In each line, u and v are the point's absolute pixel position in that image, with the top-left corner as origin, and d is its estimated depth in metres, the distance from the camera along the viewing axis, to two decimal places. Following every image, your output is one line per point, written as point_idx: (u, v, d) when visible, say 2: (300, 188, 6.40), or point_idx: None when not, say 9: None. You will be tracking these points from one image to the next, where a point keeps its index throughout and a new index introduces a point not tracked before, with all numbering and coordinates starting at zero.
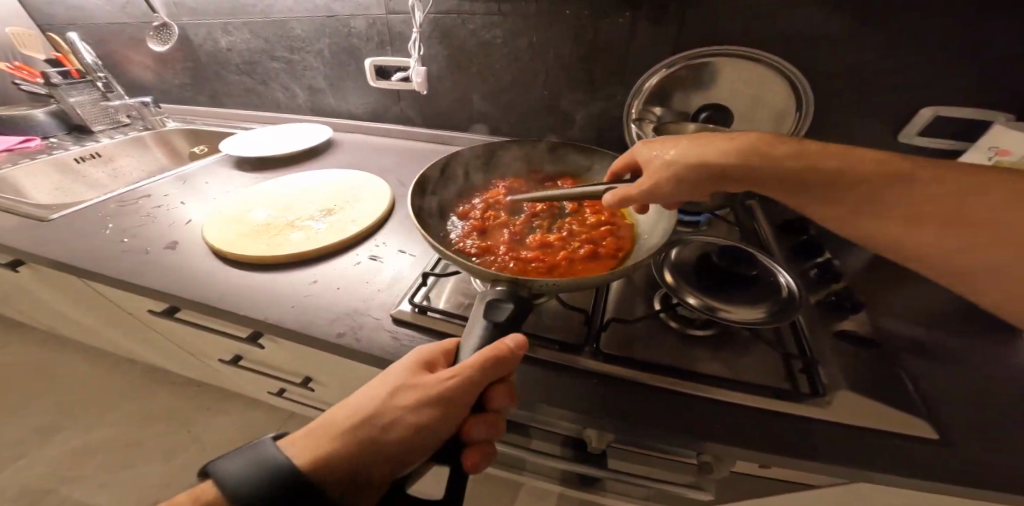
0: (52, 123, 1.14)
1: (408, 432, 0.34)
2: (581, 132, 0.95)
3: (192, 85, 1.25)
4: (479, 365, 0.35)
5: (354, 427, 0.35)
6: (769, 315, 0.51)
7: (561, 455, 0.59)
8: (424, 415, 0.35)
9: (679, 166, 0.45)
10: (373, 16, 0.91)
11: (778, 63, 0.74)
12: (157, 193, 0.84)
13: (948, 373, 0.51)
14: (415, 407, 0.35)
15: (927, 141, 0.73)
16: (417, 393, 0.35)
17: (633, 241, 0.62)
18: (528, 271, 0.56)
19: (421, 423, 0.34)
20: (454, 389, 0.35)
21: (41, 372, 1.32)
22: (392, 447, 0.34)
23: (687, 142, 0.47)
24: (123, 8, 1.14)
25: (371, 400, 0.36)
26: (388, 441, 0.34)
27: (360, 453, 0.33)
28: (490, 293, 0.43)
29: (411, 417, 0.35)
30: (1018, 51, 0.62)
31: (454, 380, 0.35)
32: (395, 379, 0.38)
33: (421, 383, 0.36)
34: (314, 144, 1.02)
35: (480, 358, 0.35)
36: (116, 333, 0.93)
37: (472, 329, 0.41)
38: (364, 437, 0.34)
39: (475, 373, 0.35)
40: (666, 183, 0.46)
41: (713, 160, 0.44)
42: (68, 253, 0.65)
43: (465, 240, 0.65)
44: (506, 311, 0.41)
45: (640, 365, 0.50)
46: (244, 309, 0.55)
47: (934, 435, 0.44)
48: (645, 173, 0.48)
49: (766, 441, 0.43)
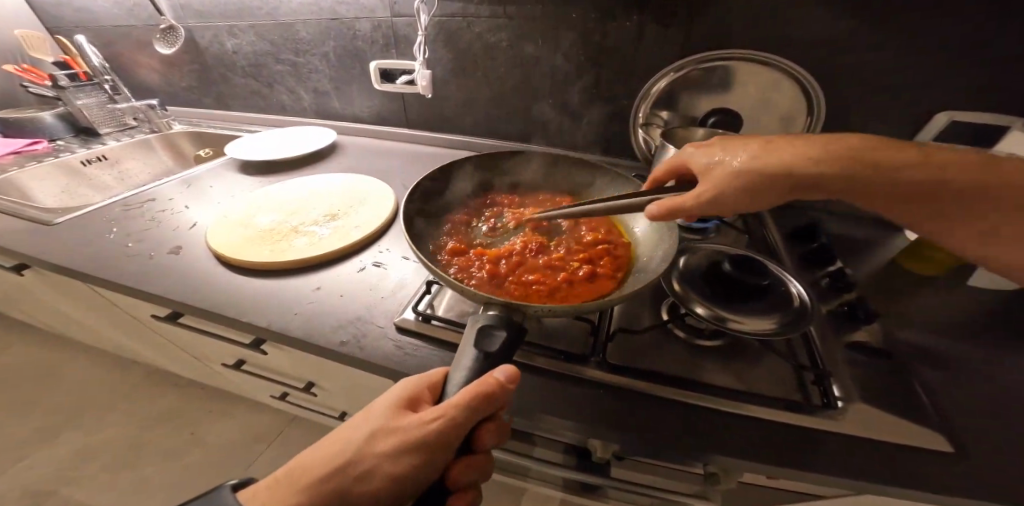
0: (59, 126, 1.14)
1: (390, 480, 0.34)
2: (586, 136, 0.94)
3: (198, 88, 1.25)
4: (465, 406, 0.34)
5: (335, 473, 0.35)
6: (780, 326, 0.50)
7: (565, 464, 0.59)
8: (405, 461, 0.34)
9: (753, 171, 0.44)
10: (377, 18, 0.91)
11: (787, 65, 0.72)
12: (162, 197, 0.84)
13: (965, 385, 0.50)
14: (397, 453, 0.34)
15: (942, 147, 0.71)
16: (400, 438, 0.35)
17: (631, 263, 0.62)
18: (525, 293, 0.55)
19: (404, 469, 0.34)
20: (437, 433, 0.34)
21: (47, 373, 1.32)
22: (374, 495, 0.34)
23: (755, 146, 0.46)
24: (130, 11, 1.15)
25: (352, 444, 0.36)
26: (370, 489, 0.34)
27: (341, 500, 0.34)
28: (484, 318, 0.42)
29: (393, 463, 0.34)
30: (1019, 51, 0.60)
31: (438, 423, 0.34)
32: (377, 421, 0.37)
33: (402, 427, 0.35)
34: (318, 147, 1.02)
35: (466, 398, 0.34)
36: (121, 336, 0.93)
37: (461, 360, 0.40)
38: (345, 484, 0.34)
39: (459, 416, 0.35)
40: (738, 190, 0.45)
41: (785, 165, 0.43)
42: (72, 258, 0.65)
43: (455, 256, 0.63)
44: (499, 340, 0.40)
45: (648, 375, 0.49)
46: (247, 316, 0.55)
47: (950, 449, 0.42)
48: (708, 179, 0.47)
49: (777, 455, 0.42)
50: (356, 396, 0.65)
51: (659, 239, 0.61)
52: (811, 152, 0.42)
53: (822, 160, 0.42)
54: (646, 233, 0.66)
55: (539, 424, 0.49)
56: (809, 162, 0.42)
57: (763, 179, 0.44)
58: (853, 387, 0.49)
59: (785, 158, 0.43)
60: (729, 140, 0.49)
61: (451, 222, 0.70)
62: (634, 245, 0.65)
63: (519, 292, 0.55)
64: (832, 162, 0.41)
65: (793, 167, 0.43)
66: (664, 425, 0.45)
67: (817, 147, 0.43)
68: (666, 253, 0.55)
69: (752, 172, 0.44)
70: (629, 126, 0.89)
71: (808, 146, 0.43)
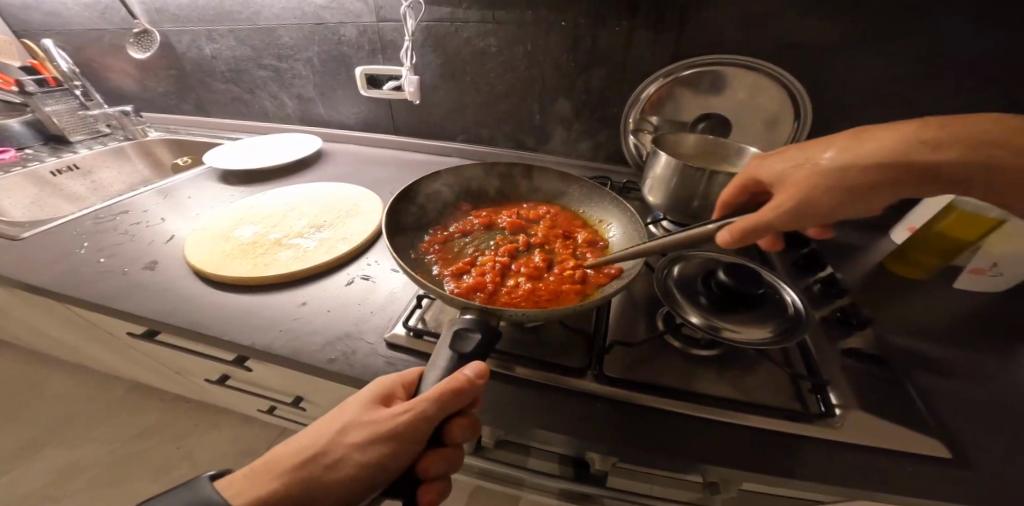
0: (27, 133, 1.09)
1: (358, 468, 0.33)
2: (578, 141, 0.94)
3: (176, 93, 1.21)
4: (435, 398, 0.34)
5: (309, 460, 0.34)
6: (777, 334, 0.49)
7: (561, 475, 0.57)
8: (373, 452, 0.34)
9: (838, 169, 0.40)
10: (363, 23, 0.89)
11: (771, 69, 0.73)
12: (137, 208, 0.81)
13: (959, 389, 0.50)
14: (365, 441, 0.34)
15: None
16: (369, 430, 0.34)
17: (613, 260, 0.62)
18: (527, 298, 0.54)
19: (371, 457, 0.34)
20: (406, 422, 0.34)
21: (12, 395, 1.24)
22: (340, 486, 0.33)
23: (832, 144, 0.42)
24: (101, 14, 1.10)
25: (327, 432, 0.36)
26: (338, 479, 0.33)
27: (309, 489, 0.33)
28: (459, 321, 0.42)
29: (361, 451, 0.34)
30: (991, 56, 0.62)
31: (407, 415, 0.34)
32: (350, 413, 0.37)
33: (372, 420, 0.35)
34: (303, 154, 1.00)
35: (435, 391, 0.34)
36: (95, 351, 0.89)
37: (435, 360, 0.39)
38: (315, 473, 0.33)
39: (428, 406, 0.34)
40: (819, 194, 0.41)
41: (888, 159, 0.38)
42: (39, 275, 0.61)
43: (443, 272, 0.60)
44: (474, 342, 0.39)
45: (648, 389, 0.48)
46: (228, 335, 0.52)
47: (947, 454, 0.42)
48: (785, 187, 0.43)
49: (778, 467, 0.42)
50: None
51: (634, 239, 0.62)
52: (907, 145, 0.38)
53: (920, 147, 0.37)
54: (619, 238, 0.66)
55: (542, 440, 0.47)
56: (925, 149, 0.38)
57: (857, 178, 0.39)
58: (849, 393, 0.48)
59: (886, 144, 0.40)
60: (802, 145, 0.45)
61: (424, 242, 0.66)
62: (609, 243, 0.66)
63: (519, 300, 0.53)
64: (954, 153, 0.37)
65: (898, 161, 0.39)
66: (662, 438, 0.44)
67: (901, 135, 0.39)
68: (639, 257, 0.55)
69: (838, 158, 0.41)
70: (619, 133, 0.89)
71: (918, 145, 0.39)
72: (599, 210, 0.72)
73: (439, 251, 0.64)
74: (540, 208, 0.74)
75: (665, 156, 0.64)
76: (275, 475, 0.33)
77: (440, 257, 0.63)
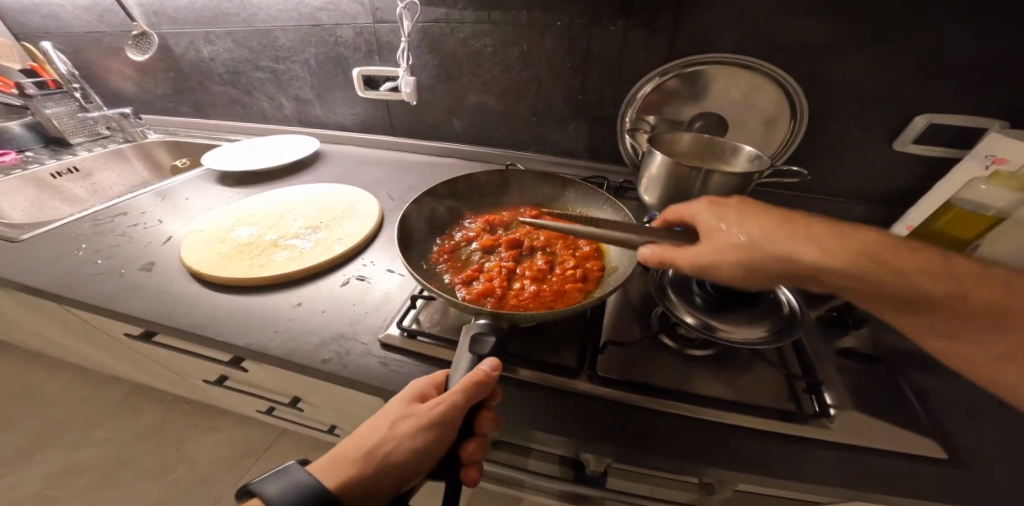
0: (28, 136, 1.09)
1: (404, 458, 0.35)
2: (575, 141, 0.94)
3: (174, 95, 1.22)
4: (460, 392, 0.35)
5: (364, 455, 0.35)
6: (771, 334, 0.49)
7: (562, 476, 0.56)
8: (413, 445, 0.35)
9: (751, 247, 0.41)
10: (359, 24, 0.89)
11: (767, 68, 0.73)
12: (135, 210, 0.81)
13: (955, 388, 0.50)
14: (408, 434, 0.35)
15: (923, 148, 0.71)
16: (407, 426, 0.35)
17: (610, 258, 0.62)
18: (538, 301, 0.53)
19: (415, 446, 0.35)
20: (441, 413, 0.35)
21: (14, 396, 1.25)
22: (392, 476, 0.34)
23: (760, 220, 0.42)
24: (99, 16, 1.11)
25: (374, 427, 0.37)
26: (389, 469, 0.35)
27: (367, 480, 0.34)
28: (474, 324, 0.41)
29: (405, 443, 0.35)
30: (988, 54, 0.62)
31: (438, 408, 0.35)
32: (392, 409, 0.38)
33: (407, 416, 0.36)
34: (300, 156, 1.00)
35: (461, 384, 0.35)
36: (94, 352, 0.89)
37: (456, 364, 0.39)
38: (370, 466, 0.35)
39: (461, 396, 0.35)
40: (725, 266, 0.42)
41: (794, 257, 0.40)
42: (36, 277, 0.62)
43: (451, 280, 0.58)
44: (490, 344, 0.39)
45: (641, 389, 0.48)
46: (223, 335, 0.52)
47: (941, 454, 0.42)
48: (703, 243, 0.43)
49: (772, 467, 0.42)
50: (346, 412, 0.63)
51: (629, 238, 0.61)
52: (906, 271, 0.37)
53: (823, 252, 0.39)
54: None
55: (536, 441, 0.47)
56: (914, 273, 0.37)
57: (762, 259, 0.41)
58: (842, 393, 0.48)
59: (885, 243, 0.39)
60: (753, 207, 0.44)
61: (433, 252, 0.63)
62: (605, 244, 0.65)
63: (529, 304, 0.52)
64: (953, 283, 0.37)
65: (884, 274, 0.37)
66: (655, 438, 0.44)
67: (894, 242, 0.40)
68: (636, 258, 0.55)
69: (835, 256, 0.38)
70: (616, 132, 0.89)
71: (912, 256, 0.38)
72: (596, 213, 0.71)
73: (448, 261, 0.61)
74: (534, 211, 0.72)
75: (660, 155, 0.63)
76: (335, 469, 0.35)
77: (448, 265, 0.60)
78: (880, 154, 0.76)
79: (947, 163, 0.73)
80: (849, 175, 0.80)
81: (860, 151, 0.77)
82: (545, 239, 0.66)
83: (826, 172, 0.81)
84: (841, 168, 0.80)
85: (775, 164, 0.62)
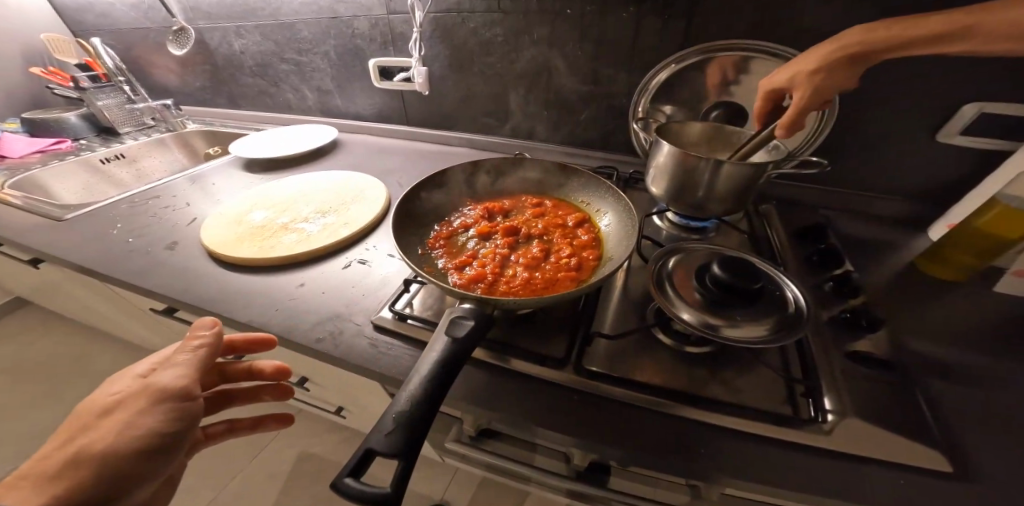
0: (83, 126, 1.19)
1: (142, 439, 0.37)
2: (586, 131, 0.92)
3: (211, 87, 1.29)
4: (190, 353, 0.42)
5: (75, 459, 0.35)
6: (773, 332, 0.46)
7: (563, 474, 0.55)
8: (151, 422, 0.38)
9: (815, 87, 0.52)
10: (374, 16, 0.91)
11: (793, 53, 0.67)
12: (167, 193, 0.87)
13: (980, 401, 0.45)
14: (131, 415, 0.38)
15: (969, 141, 0.65)
16: (129, 412, 0.38)
17: (607, 250, 0.60)
18: (528, 289, 0.52)
19: (145, 424, 0.38)
20: (177, 382, 0.40)
21: (75, 362, 1.40)
22: (125, 460, 0.36)
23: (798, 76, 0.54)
24: (145, 14, 1.19)
25: (76, 432, 0.37)
26: (116, 456, 0.36)
27: (101, 474, 0.35)
28: (456, 309, 0.41)
29: (126, 427, 0.37)
30: None
31: (169, 376, 0.40)
32: (95, 408, 0.39)
33: (128, 404, 0.38)
34: (319, 144, 1.04)
35: (192, 348, 0.42)
36: (131, 324, 0.97)
37: (429, 348, 0.38)
38: (99, 461, 0.35)
39: (196, 359, 0.42)
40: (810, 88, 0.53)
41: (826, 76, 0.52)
42: (77, 252, 0.68)
43: (446, 264, 0.59)
44: (467, 327, 0.39)
45: (624, 384, 0.47)
46: (230, 311, 0.56)
47: (950, 468, 0.39)
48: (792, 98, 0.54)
49: (756, 472, 0.40)
50: (348, 393, 0.65)
51: (629, 230, 0.59)
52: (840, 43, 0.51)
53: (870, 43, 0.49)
54: (613, 227, 0.63)
55: (518, 430, 0.47)
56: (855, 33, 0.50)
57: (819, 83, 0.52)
58: (846, 398, 0.45)
59: (837, 71, 0.52)
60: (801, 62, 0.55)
61: (430, 237, 0.63)
62: (605, 234, 0.63)
63: (519, 291, 0.52)
64: (856, 41, 0.49)
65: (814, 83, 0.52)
66: (635, 436, 0.43)
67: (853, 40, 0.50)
68: (631, 247, 0.53)
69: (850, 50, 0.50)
70: (628, 121, 0.86)
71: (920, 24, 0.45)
72: (600, 202, 0.69)
73: (444, 246, 0.62)
74: (535, 200, 0.72)
75: (667, 144, 0.61)
76: (38, 484, 0.33)
77: (444, 251, 0.61)
78: (919, 146, 0.69)
79: (1002, 156, 0.65)
80: (883, 168, 0.74)
81: (896, 143, 0.70)
82: (543, 229, 0.65)
83: (857, 165, 0.75)
84: (874, 161, 0.73)
85: (793, 160, 0.58)
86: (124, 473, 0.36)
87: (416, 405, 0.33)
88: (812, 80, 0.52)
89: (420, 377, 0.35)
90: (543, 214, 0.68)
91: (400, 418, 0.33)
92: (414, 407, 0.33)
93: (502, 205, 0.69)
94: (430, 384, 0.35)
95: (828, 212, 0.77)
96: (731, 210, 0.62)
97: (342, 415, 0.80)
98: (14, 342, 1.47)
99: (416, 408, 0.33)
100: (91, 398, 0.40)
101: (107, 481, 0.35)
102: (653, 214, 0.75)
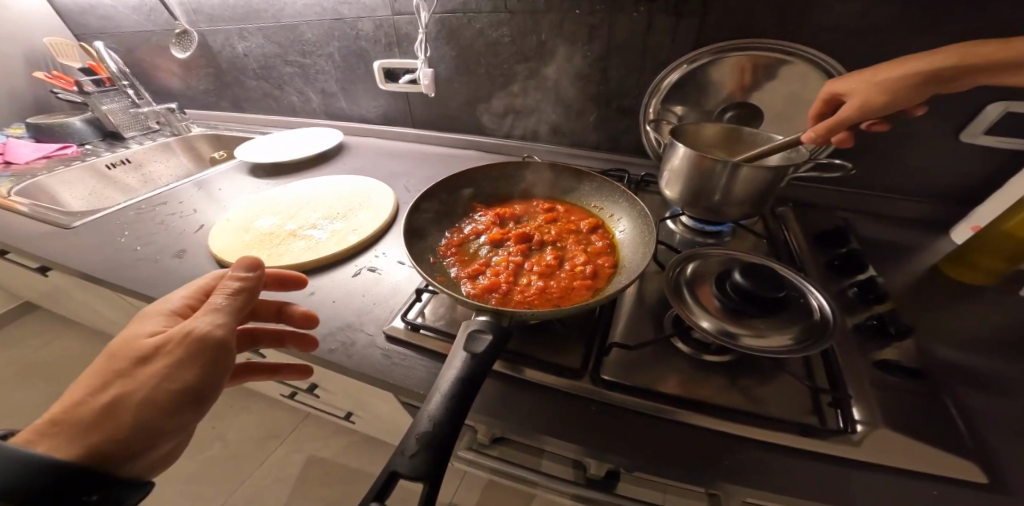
0: (88, 130, 1.19)
1: (179, 389, 0.35)
2: (594, 132, 0.90)
3: (214, 90, 1.29)
4: (229, 297, 0.39)
5: (109, 411, 0.33)
6: (797, 342, 0.45)
7: (572, 480, 0.54)
8: (185, 374, 0.36)
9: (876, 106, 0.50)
10: (379, 17, 0.89)
11: (810, 52, 0.66)
12: (173, 200, 0.86)
13: (1014, 411, 0.44)
14: (172, 364, 0.36)
15: (993, 140, 0.63)
16: (169, 360, 0.36)
17: (623, 257, 0.59)
18: (542, 300, 0.51)
19: (182, 377, 0.36)
20: (216, 330, 0.37)
21: (84, 368, 1.40)
22: (158, 413, 0.35)
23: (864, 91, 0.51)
24: (147, 17, 1.18)
25: (114, 378, 0.35)
26: (151, 411, 0.34)
27: (131, 428, 0.33)
28: (472, 322, 0.40)
29: (165, 377, 0.35)
30: None
31: (206, 322, 0.38)
32: (130, 353, 0.36)
33: (166, 350, 0.36)
34: (325, 147, 1.03)
35: (231, 292, 0.39)
36: None
37: (447, 363, 0.37)
38: (128, 418, 0.33)
39: (234, 305, 0.39)
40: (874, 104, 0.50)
41: (891, 95, 0.49)
42: (83, 262, 0.67)
43: (458, 274, 0.57)
44: (485, 342, 0.38)
45: (645, 394, 0.45)
46: None
47: (983, 479, 0.38)
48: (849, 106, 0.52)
49: (784, 485, 0.38)
50: (357, 399, 0.64)
51: (644, 237, 0.58)
52: (903, 67, 0.48)
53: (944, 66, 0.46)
54: (628, 233, 0.62)
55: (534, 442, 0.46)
56: (940, 56, 0.47)
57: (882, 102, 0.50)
58: (874, 407, 0.44)
59: (900, 89, 0.49)
60: (871, 75, 0.51)
61: (441, 245, 0.62)
62: (620, 240, 0.62)
63: (534, 301, 0.51)
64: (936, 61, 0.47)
65: (869, 97, 0.50)
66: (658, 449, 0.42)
67: (933, 60, 0.47)
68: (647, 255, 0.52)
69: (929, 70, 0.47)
70: (639, 123, 0.85)
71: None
72: (612, 206, 0.67)
73: (455, 254, 0.61)
74: (548, 205, 0.71)
75: (683, 147, 0.59)
76: (74, 429, 0.32)
77: (455, 260, 0.60)
78: (941, 147, 0.67)
79: None
80: (902, 168, 0.72)
81: (918, 142, 0.68)
82: (556, 235, 0.63)
83: (875, 165, 0.73)
84: (894, 161, 0.72)
85: (818, 161, 0.57)
86: (157, 426, 0.34)
87: (438, 425, 0.33)
88: (870, 95, 0.50)
89: (441, 393, 0.35)
90: (555, 219, 0.67)
91: (422, 440, 0.32)
92: (436, 427, 0.32)
93: (512, 211, 0.68)
94: (451, 401, 0.34)
95: (845, 213, 0.76)
96: (750, 214, 0.60)
97: (352, 420, 0.80)
98: (23, 345, 1.48)
99: (438, 427, 0.33)
100: (129, 338, 0.38)
101: (138, 434, 0.34)
102: (666, 218, 0.74)
